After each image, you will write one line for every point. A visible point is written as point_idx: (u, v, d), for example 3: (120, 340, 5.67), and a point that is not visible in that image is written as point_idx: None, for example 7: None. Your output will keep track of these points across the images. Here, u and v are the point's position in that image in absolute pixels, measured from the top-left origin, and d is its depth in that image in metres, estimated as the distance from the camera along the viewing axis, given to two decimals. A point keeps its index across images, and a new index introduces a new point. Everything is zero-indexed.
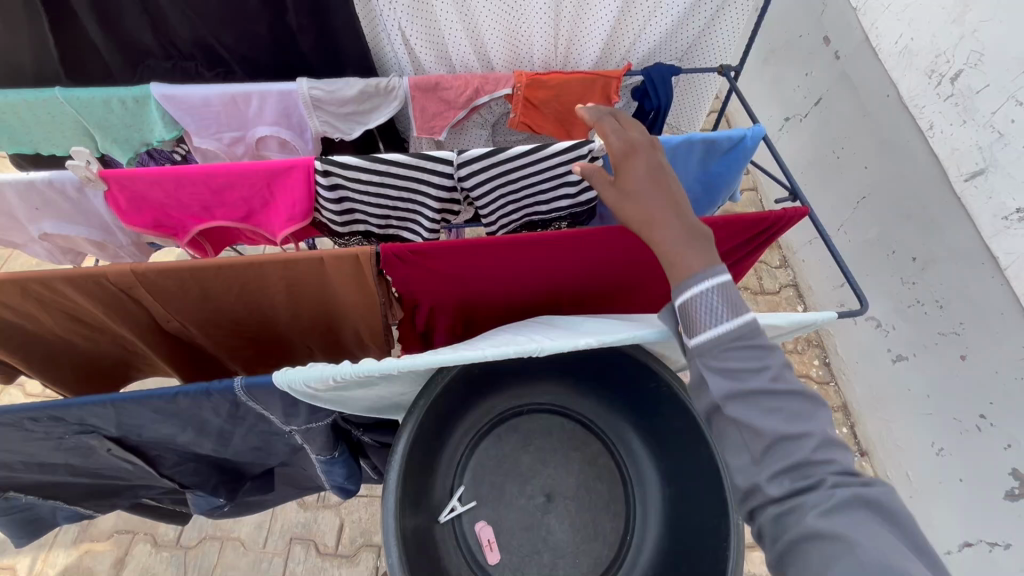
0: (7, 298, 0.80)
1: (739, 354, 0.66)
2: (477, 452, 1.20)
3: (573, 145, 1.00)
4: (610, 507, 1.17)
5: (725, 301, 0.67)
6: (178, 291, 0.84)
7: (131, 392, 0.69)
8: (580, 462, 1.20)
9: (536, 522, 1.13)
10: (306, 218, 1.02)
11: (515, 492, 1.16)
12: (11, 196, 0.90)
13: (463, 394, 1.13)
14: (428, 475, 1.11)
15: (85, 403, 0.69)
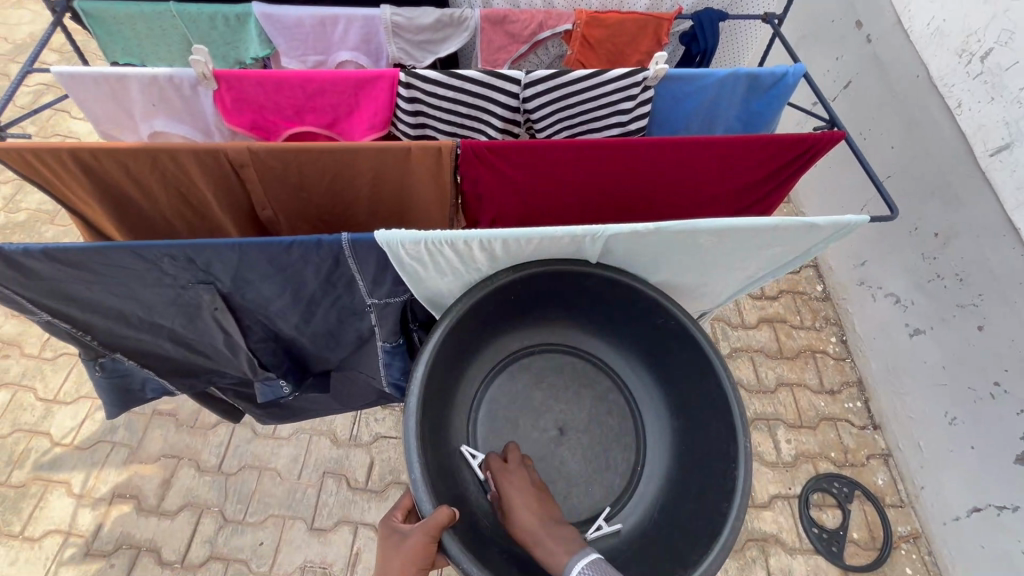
0: (136, 169, 0.92)
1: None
2: (493, 388, 1.28)
3: (630, 73, 1.10)
4: (620, 439, 1.27)
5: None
6: (280, 174, 0.95)
7: (254, 239, 0.80)
8: (591, 398, 1.29)
9: (550, 452, 1.23)
10: (384, 129, 1.13)
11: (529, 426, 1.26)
12: (134, 91, 1.01)
13: (478, 330, 1.18)
14: (448, 406, 1.19)
15: (215, 247, 0.80)
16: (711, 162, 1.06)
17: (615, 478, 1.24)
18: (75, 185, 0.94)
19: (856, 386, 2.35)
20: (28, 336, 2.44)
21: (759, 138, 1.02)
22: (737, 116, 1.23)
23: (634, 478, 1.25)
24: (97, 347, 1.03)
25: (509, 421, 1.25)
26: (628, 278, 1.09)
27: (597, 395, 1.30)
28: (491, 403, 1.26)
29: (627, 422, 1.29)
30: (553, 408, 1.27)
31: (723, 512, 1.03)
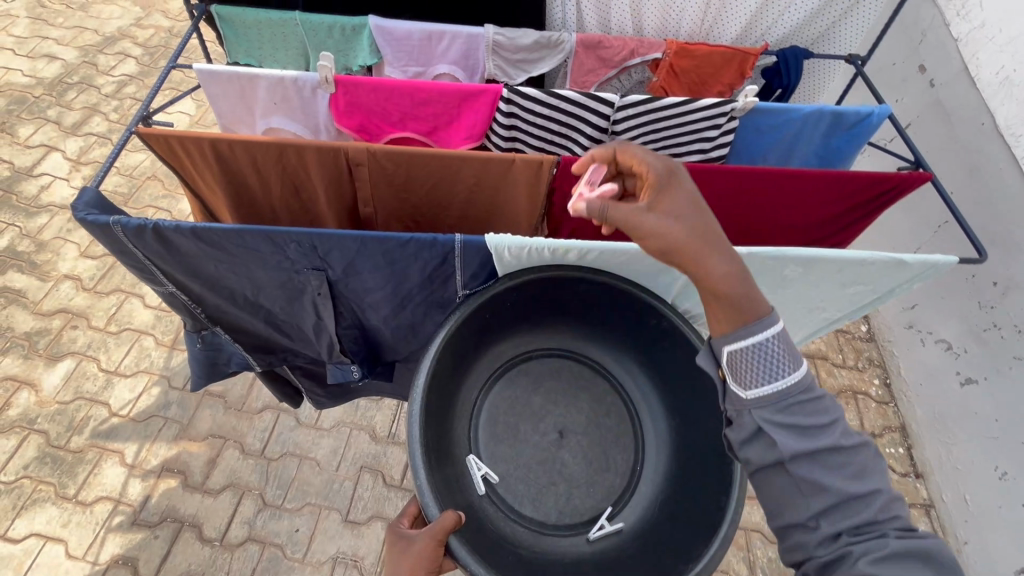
0: (262, 160, 1.00)
1: (803, 410, 0.73)
2: (491, 394, 1.29)
3: (718, 103, 1.14)
4: (619, 441, 1.28)
5: (787, 353, 0.74)
6: (389, 175, 1.02)
7: (376, 233, 0.86)
8: (590, 401, 1.30)
9: (551, 456, 1.23)
10: (478, 140, 1.20)
11: (529, 432, 1.26)
12: (261, 90, 1.10)
13: (480, 335, 1.19)
14: (447, 412, 1.19)
15: (337, 238, 0.86)
16: (793, 194, 1.09)
17: (615, 478, 1.25)
18: (204, 171, 1.02)
19: (899, 432, 2.30)
20: (96, 309, 2.58)
21: (845, 174, 1.05)
22: (815, 151, 1.26)
23: (634, 479, 1.26)
24: (202, 319, 1.11)
25: (510, 425, 1.26)
26: (626, 284, 1.14)
27: (596, 398, 1.31)
28: (491, 407, 1.27)
29: (626, 424, 1.31)
30: (553, 412, 1.28)
31: (722, 505, 1.06)
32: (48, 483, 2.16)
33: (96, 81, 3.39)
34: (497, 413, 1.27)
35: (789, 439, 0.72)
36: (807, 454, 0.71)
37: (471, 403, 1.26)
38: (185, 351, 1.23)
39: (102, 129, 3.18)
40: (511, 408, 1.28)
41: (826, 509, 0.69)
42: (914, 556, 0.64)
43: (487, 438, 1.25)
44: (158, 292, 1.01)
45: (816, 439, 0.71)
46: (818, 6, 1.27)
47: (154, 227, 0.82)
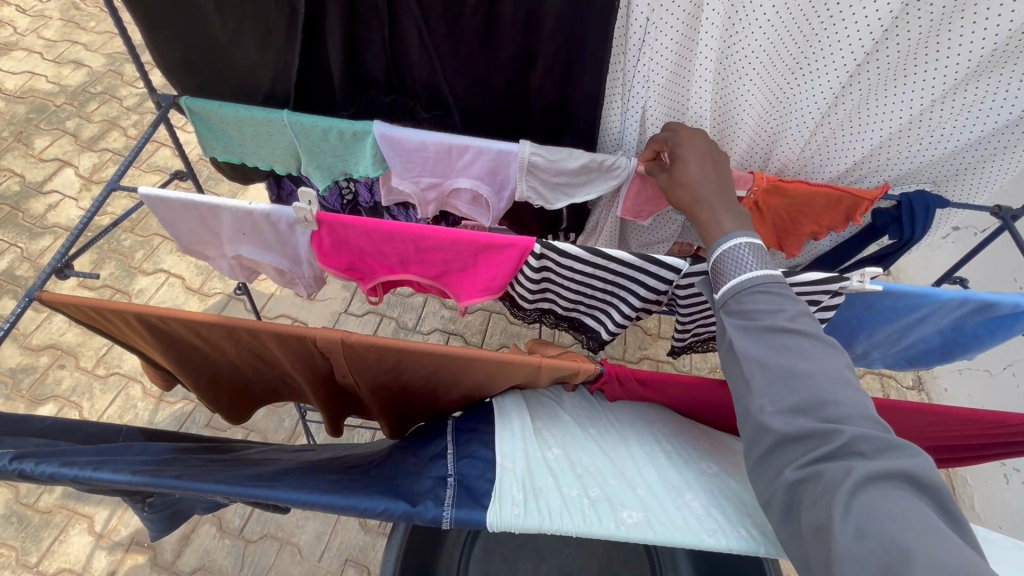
0: (210, 337, 0.76)
1: (758, 300, 0.69)
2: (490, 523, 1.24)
3: (824, 279, 0.83)
4: None
5: (754, 256, 0.72)
6: (373, 362, 0.77)
7: (341, 500, 0.65)
8: (605, 543, 1.24)
9: None
10: (499, 291, 0.93)
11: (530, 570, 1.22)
12: (225, 221, 0.86)
13: None
14: (438, 544, 1.17)
15: (285, 498, 0.65)
16: (910, 421, 0.83)
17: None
18: (137, 337, 0.80)
19: None
20: (86, 348, 2.41)
21: (975, 417, 0.80)
22: (939, 331, 0.96)
23: None
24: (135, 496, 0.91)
25: (508, 562, 1.22)
26: None
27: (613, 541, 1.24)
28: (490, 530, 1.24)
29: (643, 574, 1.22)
30: (558, 554, 1.22)
31: None
32: (11, 548, 2.00)
33: (119, 92, 3.25)
34: (494, 545, 1.23)
35: (736, 323, 0.69)
36: (767, 363, 0.65)
37: (467, 532, 1.23)
38: (133, 509, 1.04)
39: (118, 146, 3.03)
40: (512, 543, 1.24)
41: (769, 386, 0.65)
42: (890, 476, 0.57)
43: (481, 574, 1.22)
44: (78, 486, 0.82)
45: (759, 321, 0.67)
46: (965, 143, 0.96)
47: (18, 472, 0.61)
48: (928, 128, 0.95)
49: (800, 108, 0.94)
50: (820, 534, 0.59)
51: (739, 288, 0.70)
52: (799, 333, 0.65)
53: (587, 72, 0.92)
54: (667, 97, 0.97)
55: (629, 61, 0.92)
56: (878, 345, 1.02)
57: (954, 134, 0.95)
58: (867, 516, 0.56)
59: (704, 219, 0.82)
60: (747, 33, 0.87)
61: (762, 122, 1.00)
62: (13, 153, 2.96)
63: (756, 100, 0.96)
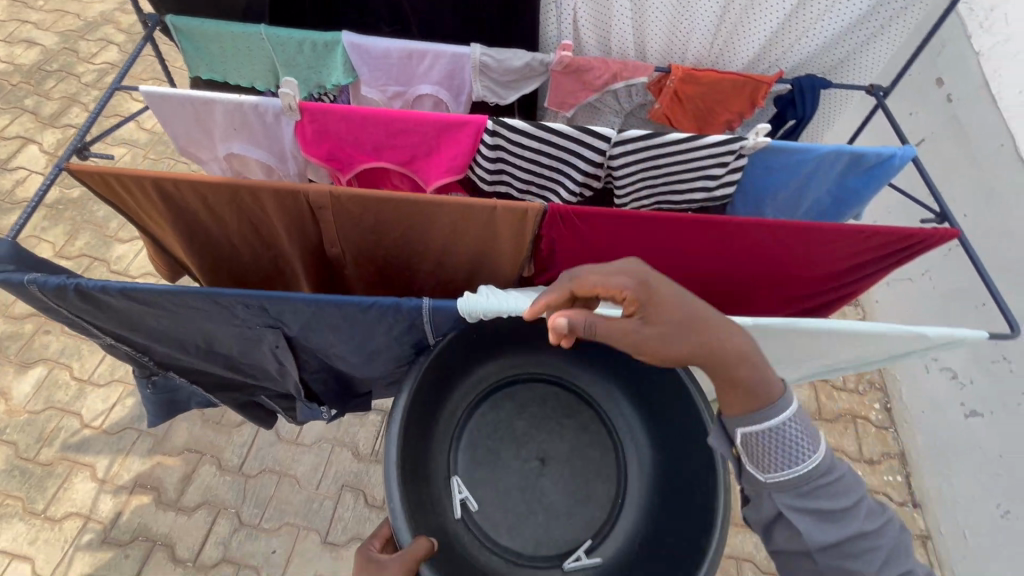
0: (214, 201, 0.90)
1: (791, 467, 0.90)
2: (473, 418, 1.45)
3: (727, 140, 1.04)
4: (601, 471, 1.43)
5: (784, 439, 0.90)
6: (356, 216, 0.92)
7: (335, 296, 0.76)
8: (575, 427, 1.47)
9: (530, 482, 1.39)
10: (460, 173, 1.09)
11: (510, 457, 1.41)
12: (217, 115, 0.99)
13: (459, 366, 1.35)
14: (428, 434, 1.36)
15: (293, 299, 0.76)
16: (802, 243, 0.98)
17: (596, 510, 1.40)
18: (146, 207, 0.91)
19: (898, 458, 2.52)
20: None
21: (863, 229, 0.95)
22: (828, 190, 1.16)
23: (614, 509, 1.41)
24: (151, 364, 1.03)
25: (491, 449, 1.42)
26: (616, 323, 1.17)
27: (581, 424, 1.47)
28: (473, 425, 1.43)
29: (609, 453, 1.46)
30: (535, 440, 1.44)
31: (702, 548, 1.19)
32: (17, 498, 2.09)
33: (76, 69, 3.24)
34: (476, 438, 1.42)
35: (761, 469, 0.92)
36: (787, 486, 0.91)
37: (453, 425, 1.43)
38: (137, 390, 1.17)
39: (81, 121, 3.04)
40: (494, 433, 1.44)
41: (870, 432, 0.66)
42: None
43: (468, 463, 1.41)
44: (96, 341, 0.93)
45: (789, 472, 0.90)
46: (840, 32, 1.16)
47: (73, 287, 0.73)
48: (812, 18, 1.14)
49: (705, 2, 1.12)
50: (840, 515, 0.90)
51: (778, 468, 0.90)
52: (826, 489, 0.90)
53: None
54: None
55: None
56: (783, 211, 1.21)
57: (831, 21, 1.14)
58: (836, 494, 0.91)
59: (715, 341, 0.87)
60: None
61: (676, 21, 1.17)
62: None
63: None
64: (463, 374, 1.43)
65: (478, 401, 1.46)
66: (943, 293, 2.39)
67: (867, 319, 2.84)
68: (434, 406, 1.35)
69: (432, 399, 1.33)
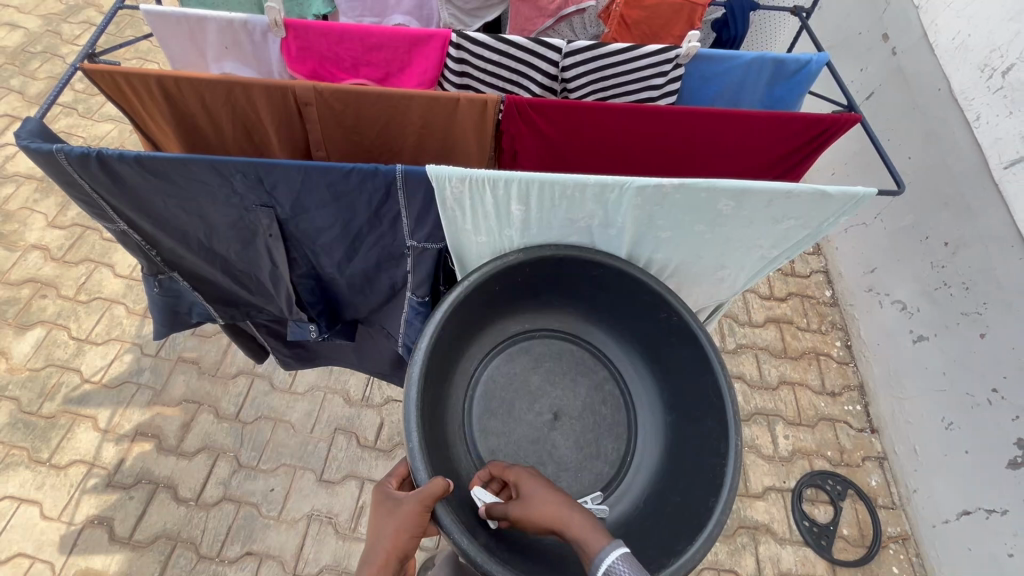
0: (212, 102, 1.02)
1: None
2: (491, 369, 1.51)
3: (663, 50, 1.19)
4: (613, 429, 1.49)
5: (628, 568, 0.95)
6: (339, 115, 1.05)
7: (319, 163, 0.89)
8: (588, 385, 1.53)
9: (543, 435, 1.44)
10: (431, 88, 1.23)
11: (524, 409, 1.47)
12: (210, 32, 1.11)
13: (478, 315, 1.40)
14: (445, 381, 1.41)
15: (284, 167, 0.89)
16: (727, 131, 1.12)
17: (605, 467, 1.45)
18: (150, 109, 1.03)
19: (857, 390, 2.70)
20: (65, 278, 2.57)
21: (782, 115, 1.09)
22: (760, 101, 1.31)
23: (624, 467, 1.47)
24: (158, 262, 1.14)
25: (505, 401, 1.47)
26: (632, 270, 1.19)
27: (594, 383, 1.54)
28: (489, 377, 1.50)
29: (620, 413, 1.52)
30: (549, 394, 1.50)
31: (710, 505, 1.22)
32: (22, 448, 2.18)
33: (60, 50, 3.31)
34: (491, 388, 1.49)
35: None
36: None
37: (470, 376, 1.49)
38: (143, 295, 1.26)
39: (67, 99, 3.12)
40: (509, 384, 1.50)
41: None
42: None
43: (482, 411, 1.46)
44: (110, 231, 1.04)
45: None
46: None
47: (97, 156, 0.85)
48: None
49: None
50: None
51: None
52: None
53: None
54: None
55: None
56: None
57: None
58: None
59: (565, 517, 1.05)
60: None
61: None
62: None
63: None
64: (482, 326, 1.49)
65: (494, 355, 1.52)
66: (895, 230, 2.57)
67: (828, 265, 3.02)
68: (453, 354, 1.41)
69: (451, 345, 1.38)
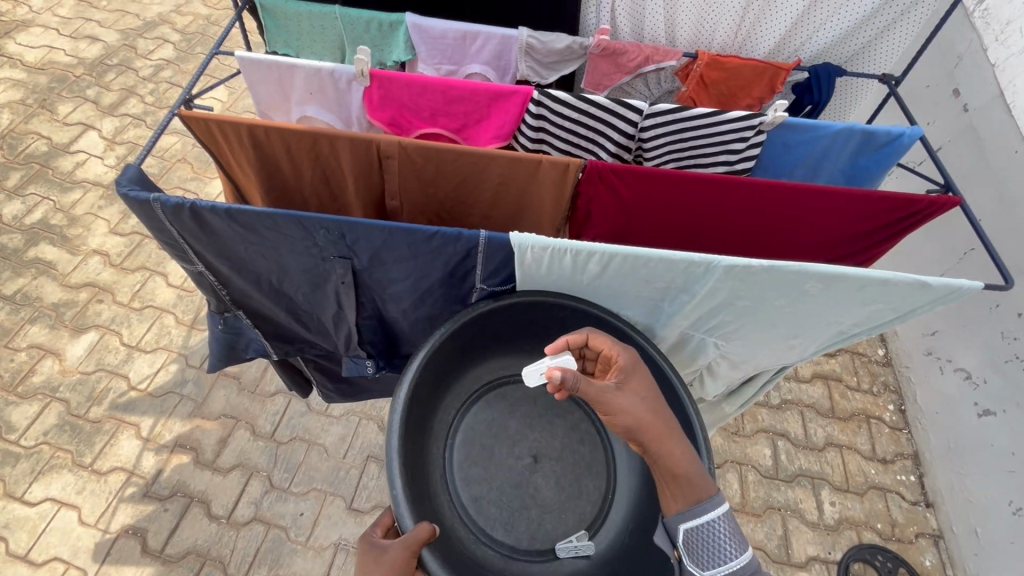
0: (296, 150, 1.03)
1: (725, 550, 1.03)
2: (468, 415, 1.51)
3: (746, 116, 1.16)
4: (592, 469, 1.51)
5: (728, 527, 1.05)
6: (417, 168, 1.04)
7: (403, 222, 0.88)
8: (564, 427, 1.53)
9: (525, 479, 1.46)
10: (506, 140, 1.22)
11: (504, 456, 1.48)
12: (298, 79, 1.13)
13: (454, 360, 1.40)
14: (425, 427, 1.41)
15: (367, 225, 0.89)
16: (794, 202, 1.07)
17: (588, 505, 1.47)
18: (237, 155, 1.04)
19: (911, 459, 2.55)
20: (121, 285, 2.65)
21: (875, 194, 1.05)
22: (841, 169, 1.26)
23: (605, 505, 1.48)
24: (226, 300, 1.15)
25: (484, 448, 1.49)
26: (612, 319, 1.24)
27: (571, 424, 1.54)
28: (467, 425, 1.50)
29: (599, 451, 1.53)
30: (527, 438, 1.51)
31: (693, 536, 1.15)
32: (66, 451, 2.23)
33: (134, 64, 3.49)
34: (469, 437, 1.49)
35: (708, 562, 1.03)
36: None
37: (449, 420, 1.49)
38: (206, 331, 1.27)
39: (137, 111, 3.27)
40: (487, 430, 1.51)
41: None
42: None
43: (463, 458, 1.47)
44: (186, 271, 1.05)
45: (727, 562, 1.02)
46: (855, 24, 1.28)
47: (191, 207, 0.86)
48: (836, 7, 1.25)
49: None
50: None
51: (722, 555, 1.03)
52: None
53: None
54: None
55: None
56: None
57: (846, 14, 1.26)
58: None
59: (672, 438, 1.09)
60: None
61: (703, 11, 1.28)
62: (39, 118, 3.17)
63: None
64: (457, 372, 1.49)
65: (471, 401, 1.53)
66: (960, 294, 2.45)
67: None
68: (430, 403, 1.40)
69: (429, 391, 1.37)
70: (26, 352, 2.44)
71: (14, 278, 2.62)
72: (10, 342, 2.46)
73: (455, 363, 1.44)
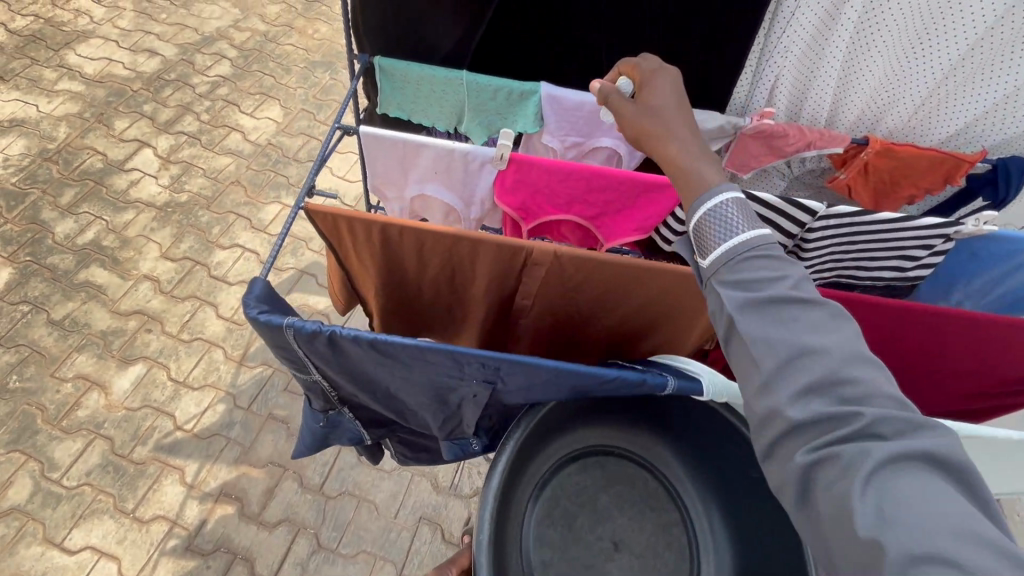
0: (427, 251, 0.90)
1: (756, 268, 0.76)
2: (558, 475, 1.32)
3: (940, 224, 0.99)
4: None
5: (740, 218, 0.80)
6: (566, 276, 0.90)
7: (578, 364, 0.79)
8: (654, 523, 1.32)
9: (598, 565, 1.24)
10: (647, 232, 1.08)
11: (586, 529, 1.29)
12: (425, 158, 0.99)
13: (569, 417, 1.24)
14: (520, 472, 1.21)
15: (536, 364, 0.79)
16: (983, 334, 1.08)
17: None
18: (361, 252, 0.92)
19: None
20: (171, 314, 2.56)
21: None
22: None
23: None
24: (334, 399, 1.05)
25: (570, 511, 1.30)
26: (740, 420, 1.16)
27: (661, 523, 1.32)
28: (558, 484, 1.31)
29: (684, 562, 1.29)
30: (614, 519, 1.31)
31: None
32: (108, 494, 2.12)
33: (191, 79, 3.43)
34: (554, 499, 1.30)
35: (729, 290, 0.78)
36: (767, 334, 0.73)
37: (540, 475, 1.29)
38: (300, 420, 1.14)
39: (192, 129, 3.20)
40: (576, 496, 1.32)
41: None
42: None
43: (542, 518, 1.28)
44: (297, 377, 0.93)
45: (758, 292, 0.75)
46: None
47: (329, 333, 0.75)
48: None
49: (913, 85, 1.22)
50: (839, 513, 0.63)
51: (735, 257, 0.78)
52: (802, 302, 0.72)
53: (708, 45, 1.19)
54: (801, 77, 1.27)
55: (771, 50, 1.24)
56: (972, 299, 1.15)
57: None
58: (883, 494, 0.60)
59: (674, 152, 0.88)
60: (888, 8, 1.13)
61: (876, 96, 1.28)
62: (95, 133, 3.11)
63: (874, 81, 1.25)
64: (564, 427, 1.31)
65: (567, 459, 1.35)
66: None
67: None
68: (532, 452, 1.20)
69: (534, 442, 1.20)
70: (72, 383, 2.34)
71: (64, 302, 2.54)
72: (57, 371, 2.37)
73: (569, 417, 1.27)
